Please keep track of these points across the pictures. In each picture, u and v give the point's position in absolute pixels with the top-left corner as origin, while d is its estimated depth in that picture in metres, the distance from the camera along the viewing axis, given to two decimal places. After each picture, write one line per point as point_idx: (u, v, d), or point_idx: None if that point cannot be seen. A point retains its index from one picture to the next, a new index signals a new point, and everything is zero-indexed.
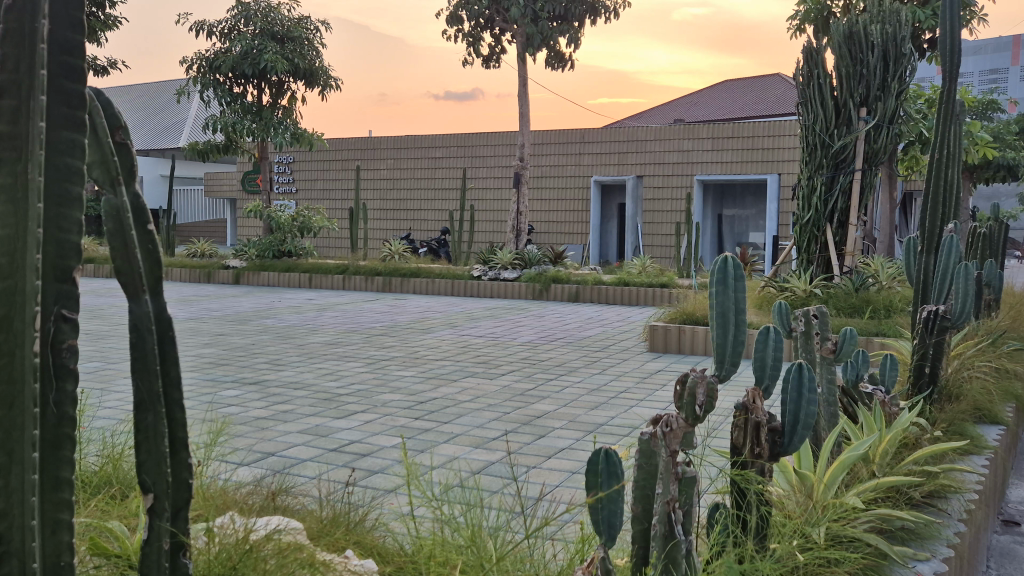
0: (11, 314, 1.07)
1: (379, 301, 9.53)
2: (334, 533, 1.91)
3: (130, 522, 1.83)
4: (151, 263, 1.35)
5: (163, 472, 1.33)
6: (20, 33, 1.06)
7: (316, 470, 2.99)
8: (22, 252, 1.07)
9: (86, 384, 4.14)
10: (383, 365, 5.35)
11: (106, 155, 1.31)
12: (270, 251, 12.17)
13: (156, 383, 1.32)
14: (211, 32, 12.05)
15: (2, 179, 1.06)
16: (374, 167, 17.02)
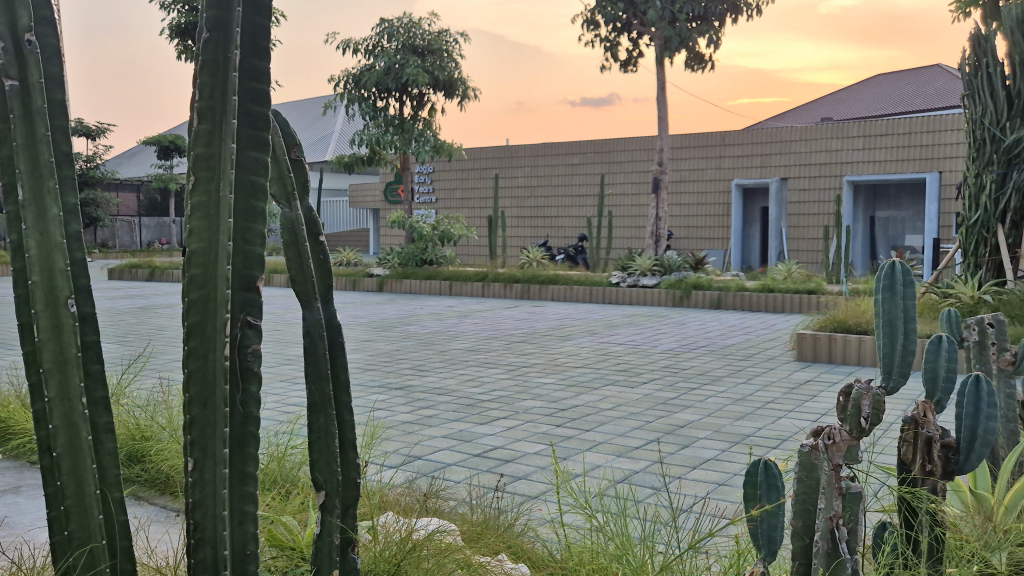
0: (204, 321, 1.17)
1: (518, 308, 9.65)
2: (485, 533, 1.94)
3: (300, 518, 1.94)
4: (322, 271, 1.42)
5: (334, 471, 1.40)
6: (215, 63, 1.15)
7: (465, 474, 3.07)
8: (214, 263, 1.17)
9: None
10: (523, 372, 5.41)
11: (284, 173, 1.40)
12: (413, 260, 12.58)
13: (327, 386, 1.39)
14: (357, 49, 12.61)
15: (197, 198, 1.16)
16: (512, 175, 17.26)
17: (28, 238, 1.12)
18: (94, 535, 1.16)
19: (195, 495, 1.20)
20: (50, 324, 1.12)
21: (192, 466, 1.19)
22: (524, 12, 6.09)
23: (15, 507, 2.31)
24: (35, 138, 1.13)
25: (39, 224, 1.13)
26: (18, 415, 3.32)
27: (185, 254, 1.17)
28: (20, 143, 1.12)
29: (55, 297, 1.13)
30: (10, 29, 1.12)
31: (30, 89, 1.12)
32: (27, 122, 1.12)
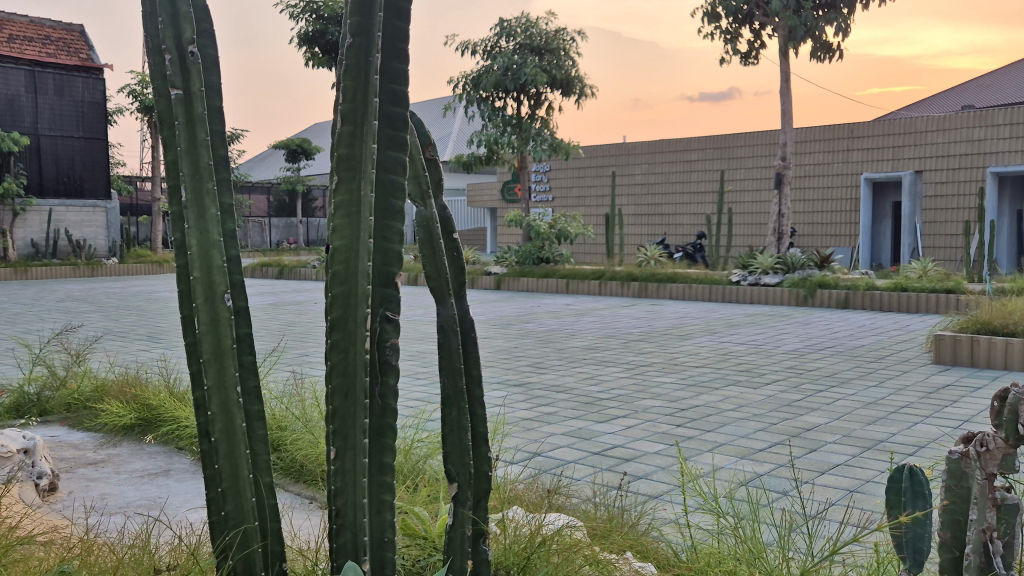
0: (346, 315, 1.22)
1: (636, 306, 9.56)
2: (612, 530, 1.92)
3: (431, 507, 1.99)
4: (456, 268, 1.45)
5: (466, 464, 1.43)
6: (358, 68, 1.20)
7: (588, 472, 3.06)
8: (356, 259, 1.22)
9: None
10: (642, 371, 5.35)
11: (420, 172, 1.44)
12: (529, 258, 12.66)
13: (460, 380, 1.42)
14: (475, 50, 12.78)
15: (340, 197, 1.21)
16: (629, 172, 17.08)
17: (189, 236, 1.20)
18: (248, 516, 1.22)
19: (338, 482, 1.25)
20: (208, 317, 1.20)
21: (334, 455, 1.24)
22: (644, 7, 6.02)
23: (165, 489, 2.48)
24: (197, 143, 1.20)
25: (199, 223, 1.20)
26: (168, 404, 3.56)
27: (328, 251, 1.21)
28: (183, 146, 1.20)
29: (212, 292, 1.20)
30: (175, 43, 1.20)
31: (192, 97, 1.20)
32: (188, 128, 1.20)
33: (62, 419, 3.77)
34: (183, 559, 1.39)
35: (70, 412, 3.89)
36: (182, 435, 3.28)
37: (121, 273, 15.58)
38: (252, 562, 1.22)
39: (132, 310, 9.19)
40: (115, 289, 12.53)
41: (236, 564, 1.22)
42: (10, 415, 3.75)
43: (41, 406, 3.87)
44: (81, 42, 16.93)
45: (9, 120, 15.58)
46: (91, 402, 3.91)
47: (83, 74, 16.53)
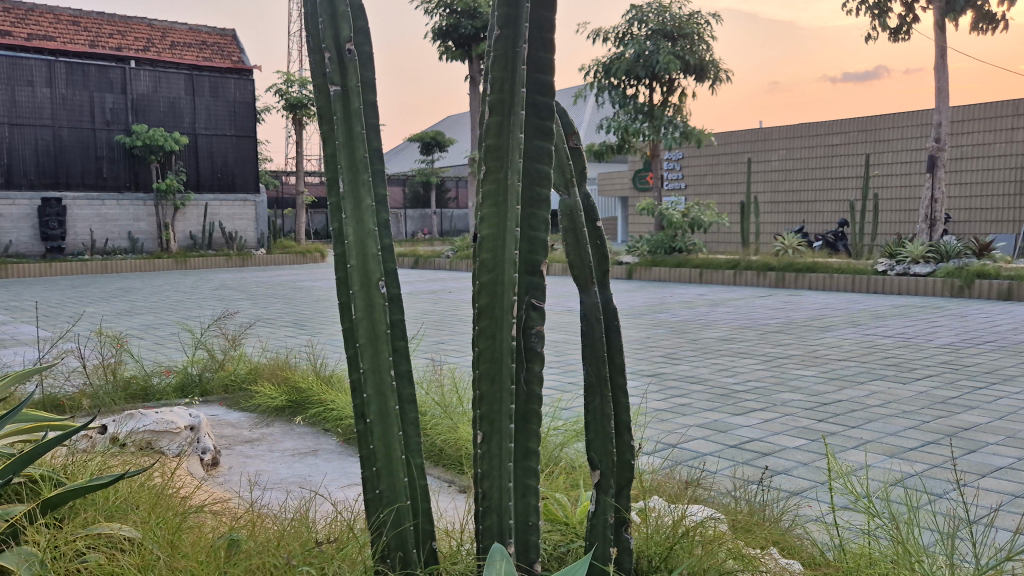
0: (493, 303, 1.25)
1: (773, 297, 9.24)
2: (756, 523, 1.85)
3: (571, 494, 2.00)
4: (599, 257, 1.45)
5: (609, 452, 1.43)
6: (506, 58, 1.21)
7: (726, 466, 2.98)
8: (502, 248, 1.24)
9: None
10: (780, 363, 5.17)
11: (564, 161, 1.44)
12: (661, 247, 12.45)
13: (603, 368, 1.42)
14: (607, 38, 12.65)
15: (488, 186, 1.24)
16: (766, 158, 16.49)
17: (346, 226, 1.25)
18: (400, 495, 1.27)
19: (484, 466, 1.28)
20: (364, 303, 1.25)
21: (481, 439, 1.27)
22: None
23: (314, 468, 2.61)
24: (354, 136, 1.26)
25: (356, 214, 1.26)
26: (316, 387, 3.75)
27: (476, 240, 1.25)
28: (341, 141, 1.26)
29: (368, 279, 1.26)
30: (334, 42, 1.26)
31: (349, 93, 1.26)
32: (346, 122, 1.26)
33: (220, 400, 4.04)
34: (340, 533, 1.46)
35: (228, 393, 4.16)
36: (327, 417, 3.44)
37: (269, 263, 16.51)
38: (404, 538, 1.28)
39: (280, 298, 9.72)
40: (264, 278, 13.29)
41: (389, 540, 1.27)
42: (176, 393, 4.04)
43: (202, 387, 4.15)
44: (233, 46, 18.02)
45: (171, 121, 16.76)
46: (245, 383, 4.18)
47: (235, 76, 17.59)
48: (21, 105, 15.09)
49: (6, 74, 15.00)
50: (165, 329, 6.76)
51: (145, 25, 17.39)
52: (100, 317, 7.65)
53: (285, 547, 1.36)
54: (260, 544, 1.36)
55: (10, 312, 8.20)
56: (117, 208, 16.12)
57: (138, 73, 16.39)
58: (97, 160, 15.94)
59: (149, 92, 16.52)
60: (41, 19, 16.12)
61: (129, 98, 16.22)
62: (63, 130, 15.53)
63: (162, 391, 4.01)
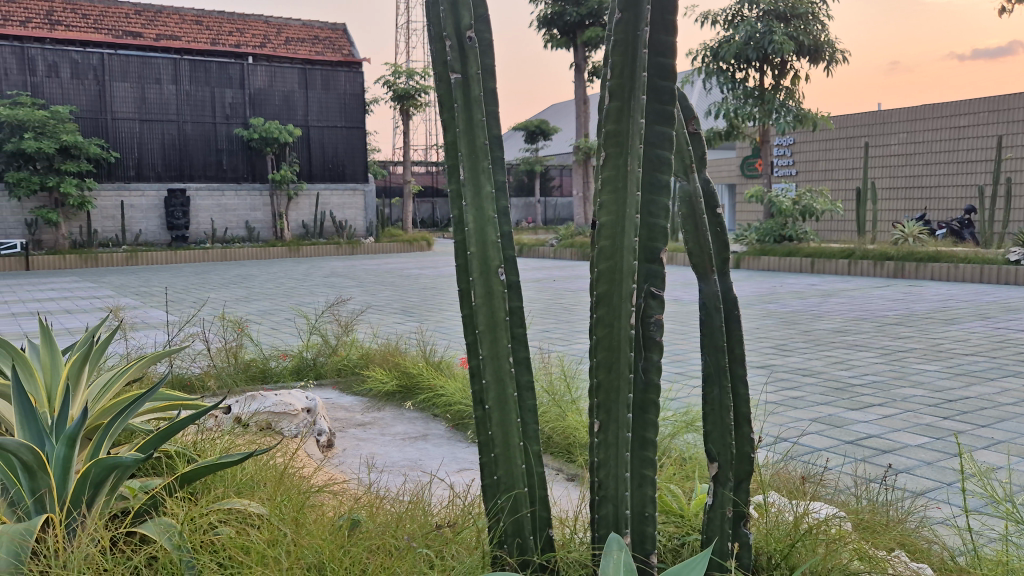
0: (612, 290, 1.24)
1: (891, 287, 8.81)
2: (882, 523, 1.77)
3: (684, 485, 1.96)
4: (719, 244, 1.42)
5: (728, 444, 1.39)
6: (626, 41, 1.19)
7: (842, 462, 2.86)
8: (621, 235, 1.23)
9: None
10: (900, 357, 4.92)
11: (683, 147, 1.41)
12: (771, 236, 12.06)
13: (723, 358, 1.39)
14: (716, 20, 12.30)
15: (608, 172, 1.22)
16: (885, 142, 15.74)
17: (467, 214, 1.27)
18: (518, 481, 1.28)
19: (601, 455, 1.28)
20: (484, 290, 1.26)
21: (598, 428, 1.27)
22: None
23: (423, 452, 2.66)
24: (474, 123, 1.26)
25: (476, 201, 1.27)
26: (425, 372, 3.83)
27: (596, 227, 1.24)
28: (462, 128, 1.27)
29: (487, 267, 1.26)
30: (455, 30, 1.26)
31: (469, 80, 1.26)
32: (466, 109, 1.26)
33: (333, 383, 4.19)
34: (457, 517, 1.48)
35: (340, 377, 4.30)
36: (436, 403, 3.51)
37: (377, 251, 16.97)
38: (521, 525, 1.28)
39: (389, 286, 9.97)
40: (373, 265, 13.66)
41: (507, 527, 1.28)
42: (292, 376, 4.21)
43: (317, 370, 4.31)
44: (344, 40, 18.52)
45: (285, 114, 17.39)
46: (358, 367, 4.30)
47: (345, 69, 18.05)
48: (150, 102, 15.98)
49: (136, 72, 15.91)
50: (281, 315, 7.04)
51: (262, 22, 18.08)
52: (221, 302, 8.03)
53: (405, 529, 1.39)
54: (380, 526, 1.39)
55: (142, 297, 8.73)
56: (235, 198, 16.90)
57: (255, 69, 17.06)
58: (218, 153, 16.72)
59: (266, 87, 17.20)
60: (168, 20, 16.99)
61: (246, 93, 16.93)
62: (186, 125, 16.37)
63: (279, 374, 4.17)
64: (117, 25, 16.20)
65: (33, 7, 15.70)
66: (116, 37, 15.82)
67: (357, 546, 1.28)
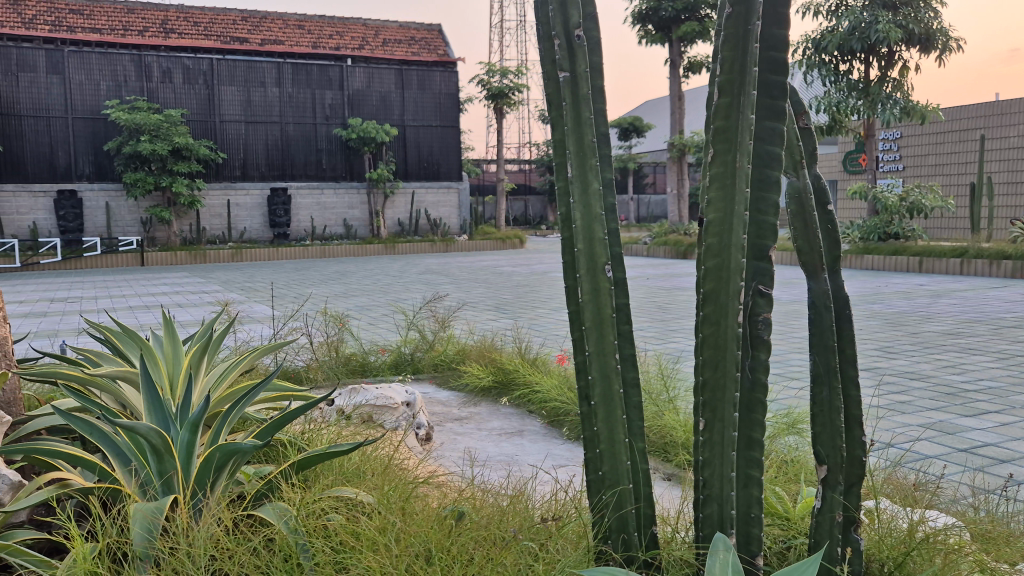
0: (719, 287, 1.23)
1: (1007, 288, 8.34)
2: (1005, 535, 1.67)
3: (789, 487, 1.91)
4: (830, 241, 1.38)
5: (838, 446, 1.35)
6: (737, 37, 1.18)
7: (956, 471, 2.73)
8: (729, 233, 1.21)
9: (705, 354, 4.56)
10: (1019, 362, 4.66)
11: (794, 143, 1.38)
12: (875, 234, 11.56)
13: (833, 358, 1.36)
14: (818, 11, 11.88)
15: (716, 169, 1.21)
16: (1003, 135, 14.90)
17: (574, 211, 1.28)
18: (623, 478, 1.28)
19: (707, 454, 1.27)
20: (590, 286, 1.27)
21: (704, 426, 1.26)
22: None
23: (520, 448, 2.68)
24: (582, 122, 1.27)
25: (583, 198, 1.28)
26: (522, 369, 3.86)
27: (703, 224, 1.23)
28: (569, 126, 1.28)
29: (595, 263, 1.27)
30: (564, 28, 1.27)
31: (577, 78, 1.27)
32: (574, 107, 1.28)
33: (431, 378, 4.27)
34: (559, 512, 1.49)
35: (437, 371, 4.37)
36: (531, 399, 3.53)
37: (471, 249, 17.17)
38: (625, 522, 1.28)
39: (482, 283, 10.09)
40: (466, 262, 13.84)
41: (612, 523, 1.29)
42: (391, 370, 4.31)
43: (415, 365, 4.41)
44: (439, 40, 18.80)
45: (382, 114, 17.77)
46: (454, 363, 4.37)
47: (441, 68, 18.32)
48: (255, 104, 16.61)
49: (242, 77, 16.57)
50: (379, 311, 7.22)
51: (361, 24, 18.53)
52: (322, 298, 8.28)
53: (510, 522, 1.41)
54: (484, 518, 1.42)
55: (247, 292, 9.09)
56: (334, 196, 17.40)
57: (354, 70, 17.49)
58: (318, 153, 17.24)
59: (364, 88, 17.62)
60: (272, 25, 17.62)
61: (346, 94, 17.40)
62: (289, 126, 16.93)
63: (378, 368, 4.29)
64: (226, 31, 16.92)
65: (150, 17, 16.56)
66: (224, 43, 16.52)
67: (464, 536, 1.31)
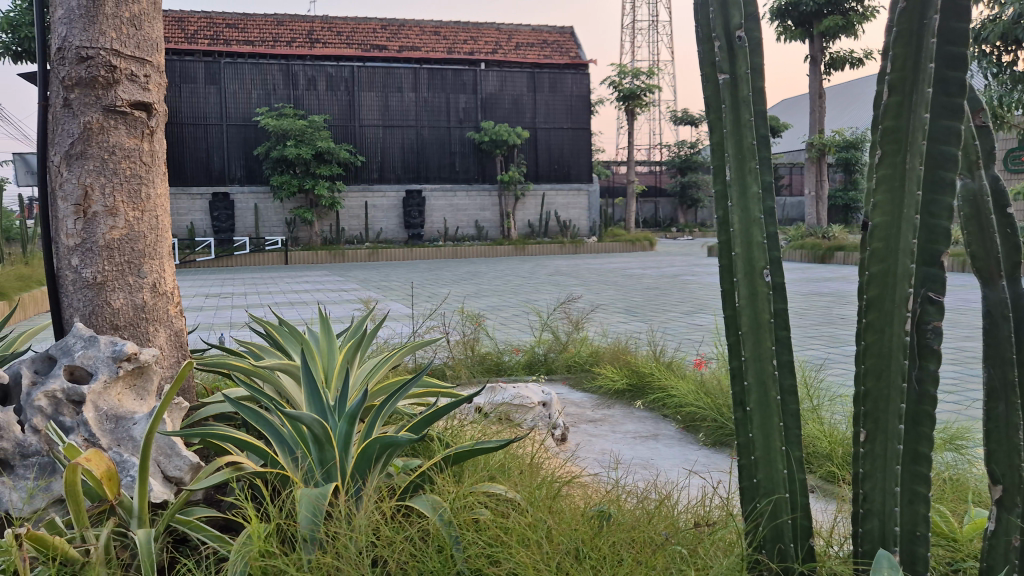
0: (884, 295, 1.19)
1: None
2: None
3: (956, 505, 1.81)
4: (1011, 247, 1.30)
5: (1016, 466, 1.27)
6: (910, 33, 1.14)
7: None
8: (897, 237, 1.17)
9: (848, 361, 4.36)
10: None
11: (970, 143, 1.31)
12: None
13: (1011, 372, 1.28)
14: None
15: (884, 171, 1.17)
16: None
17: (732, 215, 1.28)
18: (779, 486, 1.26)
19: (867, 467, 1.23)
20: (747, 291, 1.27)
21: (865, 437, 1.23)
22: None
23: (655, 452, 2.66)
24: (742, 123, 1.27)
25: (742, 202, 1.27)
26: (656, 372, 3.81)
27: (869, 229, 1.20)
28: (729, 128, 1.28)
29: (753, 267, 1.27)
30: (724, 30, 1.27)
31: (738, 80, 1.27)
32: (734, 110, 1.27)
33: (564, 379, 4.29)
34: (708, 518, 1.48)
35: (570, 373, 4.38)
36: (666, 403, 3.49)
37: (601, 251, 17.12)
38: (781, 532, 1.28)
39: (612, 285, 10.04)
40: (596, 264, 13.80)
41: (766, 532, 1.29)
42: (525, 370, 4.37)
43: (548, 365, 4.44)
44: (571, 43, 18.87)
45: (514, 117, 17.97)
46: (588, 364, 4.37)
47: (573, 71, 18.34)
48: (392, 109, 17.17)
49: (381, 82, 17.16)
50: (511, 311, 7.32)
51: (494, 29, 18.87)
52: (457, 298, 8.49)
53: (658, 524, 1.42)
54: (633, 518, 1.43)
55: (385, 291, 9.43)
56: (467, 198, 17.76)
57: (487, 74, 17.77)
58: (452, 156, 17.64)
59: (497, 91, 17.87)
60: (410, 32, 18.19)
61: (479, 97, 17.68)
62: (424, 129, 17.40)
63: (513, 368, 4.35)
64: (366, 39, 17.63)
65: (298, 28, 17.52)
66: (365, 51, 17.23)
67: (615, 535, 1.33)
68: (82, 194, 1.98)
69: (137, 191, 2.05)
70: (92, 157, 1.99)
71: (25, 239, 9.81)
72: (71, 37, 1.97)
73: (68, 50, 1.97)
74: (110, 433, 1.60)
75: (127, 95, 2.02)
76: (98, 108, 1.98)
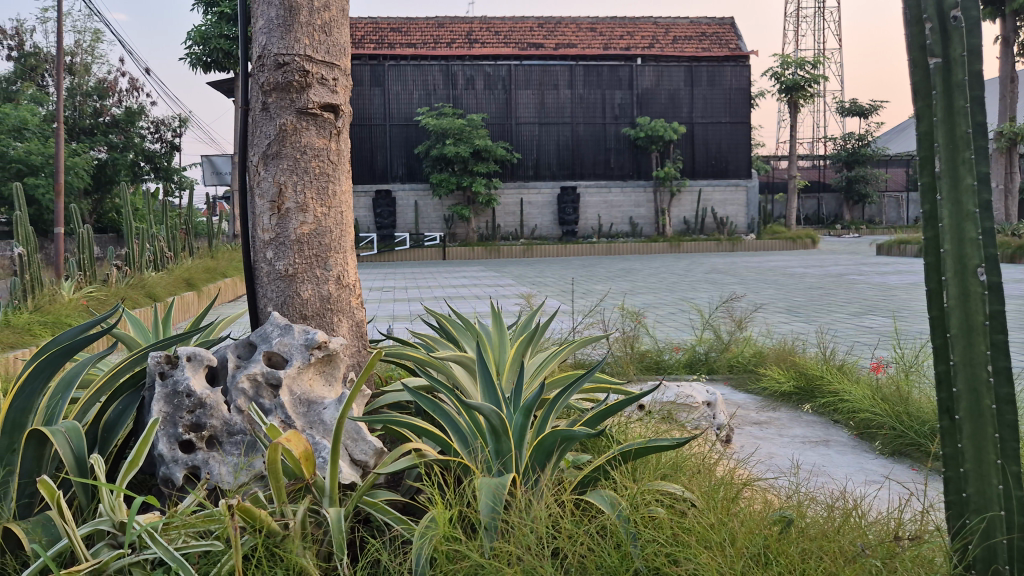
0: None
1: None
2: None
3: None
4: None
5: None
6: None
7: None
8: None
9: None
10: None
11: None
12: None
13: None
14: None
15: None
16: None
17: (941, 208, 1.26)
18: (992, 502, 1.22)
19: None
20: (959, 291, 1.24)
21: None
22: None
23: (829, 458, 2.53)
24: (953, 111, 1.25)
25: (952, 194, 1.25)
26: (827, 375, 3.62)
27: None
28: (940, 116, 1.26)
29: (964, 265, 1.24)
30: (935, 11, 1.26)
31: (950, 63, 1.25)
32: (946, 95, 1.25)
33: (726, 379, 4.16)
34: (906, 526, 1.43)
35: (733, 373, 4.24)
36: (838, 409, 3.31)
37: (759, 248, 16.53)
38: (996, 552, 1.23)
39: (772, 284, 9.67)
40: (754, 263, 13.32)
41: (978, 552, 1.24)
42: (685, 369, 4.27)
43: (709, 365, 4.32)
44: (731, 34, 18.28)
45: (671, 112, 17.62)
46: (752, 365, 4.21)
47: (732, 63, 17.75)
48: (548, 106, 17.29)
49: (538, 80, 17.32)
50: (667, 309, 7.19)
51: (652, 23, 18.60)
52: (609, 296, 8.45)
53: (851, 533, 1.35)
54: (821, 526, 1.37)
55: (538, 287, 9.53)
56: (621, 195, 17.64)
57: (644, 69, 17.55)
58: (607, 152, 17.55)
59: (653, 86, 17.61)
60: (567, 29, 18.23)
61: (635, 93, 17.48)
62: (580, 126, 17.41)
63: (672, 366, 4.27)
64: (523, 38, 17.84)
65: (457, 30, 17.97)
66: (522, 49, 17.45)
67: (803, 542, 1.29)
68: (277, 192, 2.13)
69: (324, 189, 2.16)
70: (287, 157, 2.12)
71: (211, 234, 10.61)
72: (271, 45, 2.12)
73: (268, 57, 2.12)
74: (304, 416, 1.71)
75: (318, 98, 2.14)
76: (293, 110, 2.11)
